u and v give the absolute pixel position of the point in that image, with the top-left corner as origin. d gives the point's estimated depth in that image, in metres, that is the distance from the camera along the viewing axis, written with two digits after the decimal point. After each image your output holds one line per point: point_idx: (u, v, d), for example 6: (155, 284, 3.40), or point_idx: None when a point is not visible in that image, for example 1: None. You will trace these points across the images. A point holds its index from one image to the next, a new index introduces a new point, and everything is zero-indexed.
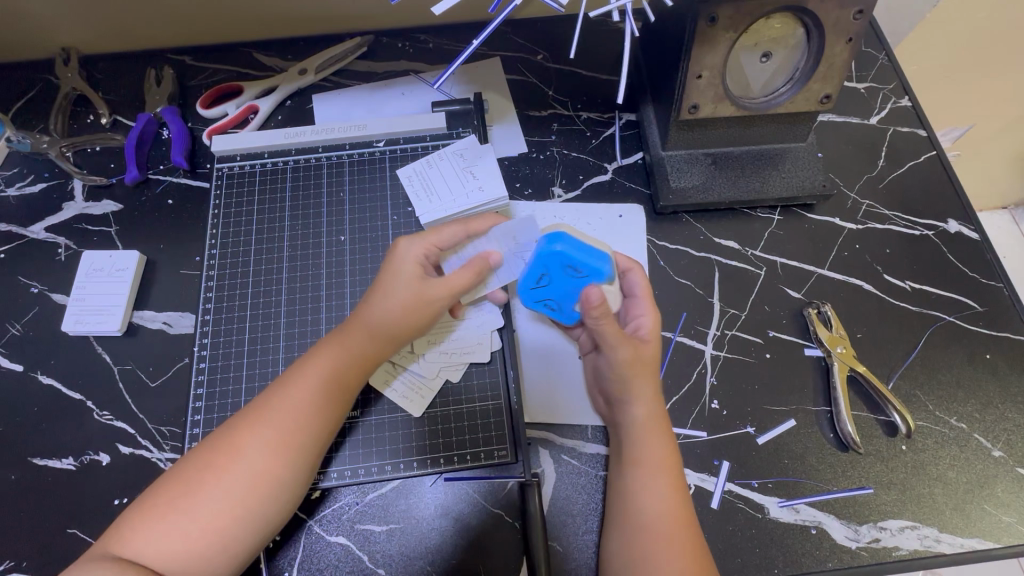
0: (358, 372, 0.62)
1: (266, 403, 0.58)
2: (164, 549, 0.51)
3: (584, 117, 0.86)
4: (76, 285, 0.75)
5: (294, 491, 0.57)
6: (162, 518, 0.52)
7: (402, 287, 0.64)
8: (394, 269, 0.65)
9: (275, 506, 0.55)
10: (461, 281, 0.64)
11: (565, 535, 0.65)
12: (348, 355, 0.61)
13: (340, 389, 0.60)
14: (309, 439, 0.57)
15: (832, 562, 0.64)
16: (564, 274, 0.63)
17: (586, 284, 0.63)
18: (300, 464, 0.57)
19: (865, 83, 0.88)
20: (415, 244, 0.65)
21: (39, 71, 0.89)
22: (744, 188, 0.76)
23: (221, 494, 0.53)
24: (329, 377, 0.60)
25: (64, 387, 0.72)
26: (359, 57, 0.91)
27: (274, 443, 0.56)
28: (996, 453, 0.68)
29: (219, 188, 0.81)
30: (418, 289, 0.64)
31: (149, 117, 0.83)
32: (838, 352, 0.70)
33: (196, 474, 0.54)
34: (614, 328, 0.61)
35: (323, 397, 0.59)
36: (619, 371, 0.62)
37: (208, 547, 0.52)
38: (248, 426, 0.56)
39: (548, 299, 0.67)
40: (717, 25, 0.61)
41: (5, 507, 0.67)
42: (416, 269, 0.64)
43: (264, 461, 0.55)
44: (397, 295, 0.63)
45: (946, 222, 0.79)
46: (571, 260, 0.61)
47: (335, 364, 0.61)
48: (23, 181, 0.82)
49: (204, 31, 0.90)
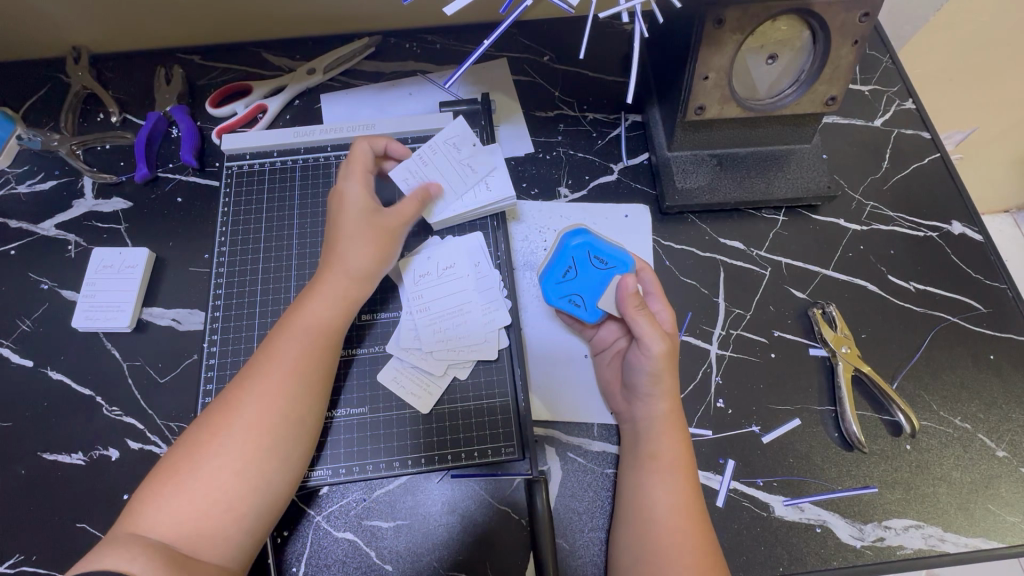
0: (339, 318, 0.64)
1: (255, 360, 0.60)
2: (176, 516, 0.51)
3: (590, 118, 0.86)
4: (87, 281, 0.76)
5: (297, 442, 0.58)
6: (172, 487, 0.53)
7: (356, 225, 0.68)
8: (342, 208, 0.69)
9: (280, 461, 0.56)
10: (411, 211, 0.70)
11: (571, 533, 0.65)
12: (324, 302, 0.64)
13: (321, 334, 0.62)
14: (300, 384, 0.59)
15: (837, 561, 0.64)
16: (590, 266, 0.70)
17: (611, 274, 0.69)
18: (297, 410, 0.58)
19: (870, 86, 0.89)
20: (358, 185, 0.70)
21: (50, 71, 0.90)
22: (750, 189, 0.77)
23: (225, 451, 0.54)
24: (311, 325, 0.62)
25: (74, 383, 0.72)
26: (367, 58, 0.92)
27: (267, 392, 0.57)
28: (1000, 453, 0.68)
29: (228, 187, 0.81)
30: (373, 222, 0.68)
31: (158, 115, 0.84)
32: (842, 352, 0.71)
33: (199, 438, 0.55)
34: (651, 320, 0.62)
35: (309, 342, 0.61)
36: (655, 367, 0.62)
37: (218, 511, 0.52)
38: (242, 382, 0.58)
39: (575, 293, 0.70)
40: (724, 27, 0.61)
41: (15, 501, 0.67)
42: (365, 206, 0.69)
43: (261, 412, 0.56)
44: (357, 234, 0.67)
45: (951, 224, 0.80)
46: (596, 250, 0.70)
47: (314, 312, 0.63)
48: (34, 178, 0.83)
49: (213, 31, 0.91)
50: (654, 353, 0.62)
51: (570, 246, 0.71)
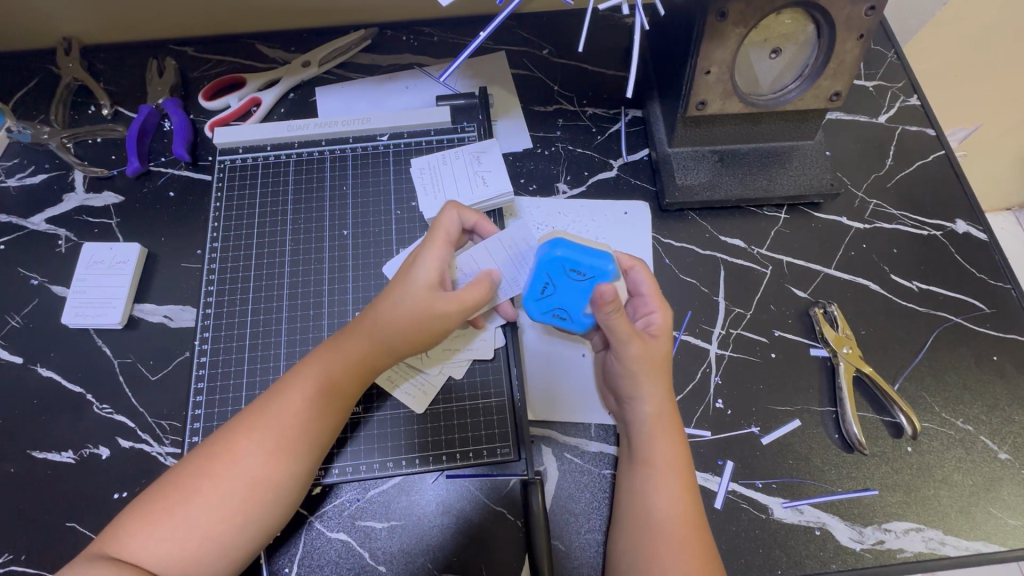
0: (357, 384, 0.61)
1: (263, 415, 0.56)
2: (164, 552, 0.51)
3: (589, 113, 0.85)
4: (76, 277, 0.75)
5: (291, 496, 0.56)
6: (161, 522, 0.52)
7: (410, 295, 0.60)
8: (405, 277, 0.61)
9: (275, 510, 0.55)
10: (473, 297, 0.61)
11: (568, 534, 0.64)
12: (347, 362, 0.60)
13: (337, 394, 0.59)
14: (304, 444, 0.57)
15: (837, 564, 0.63)
16: (568, 279, 0.63)
17: (592, 286, 0.62)
18: (299, 474, 0.57)
19: (874, 81, 0.87)
20: (432, 256, 0.61)
21: (40, 62, 0.88)
22: (751, 186, 0.76)
23: (218, 502, 0.53)
24: (326, 387, 0.59)
25: (64, 380, 0.71)
26: (363, 50, 0.90)
27: (271, 449, 0.55)
28: (1002, 456, 0.67)
29: (221, 180, 0.80)
30: (428, 298, 0.60)
31: (150, 108, 0.82)
32: (843, 352, 0.70)
33: (195, 478, 0.54)
34: (627, 324, 0.60)
35: (324, 406, 0.58)
36: (630, 369, 0.61)
37: (206, 552, 0.52)
38: (244, 432, 0.55)
39: (558, 308, 0.65)
40: (727, 20, 0.60)
41: (3, 499, 0.66)
42: (429, 279, 0.60)
43: (262, 469, 0.54)
44: (406, 301, 0.60)
45: (955, 223, 0.78)
46: (573, 263, 0.62)
47: (333, 372, 0.59)
48: (24, 172, 0.82)
49: (206, 22, 0.89)
50: (629, 356, 0.60)
51: (543, 260, 0.62)
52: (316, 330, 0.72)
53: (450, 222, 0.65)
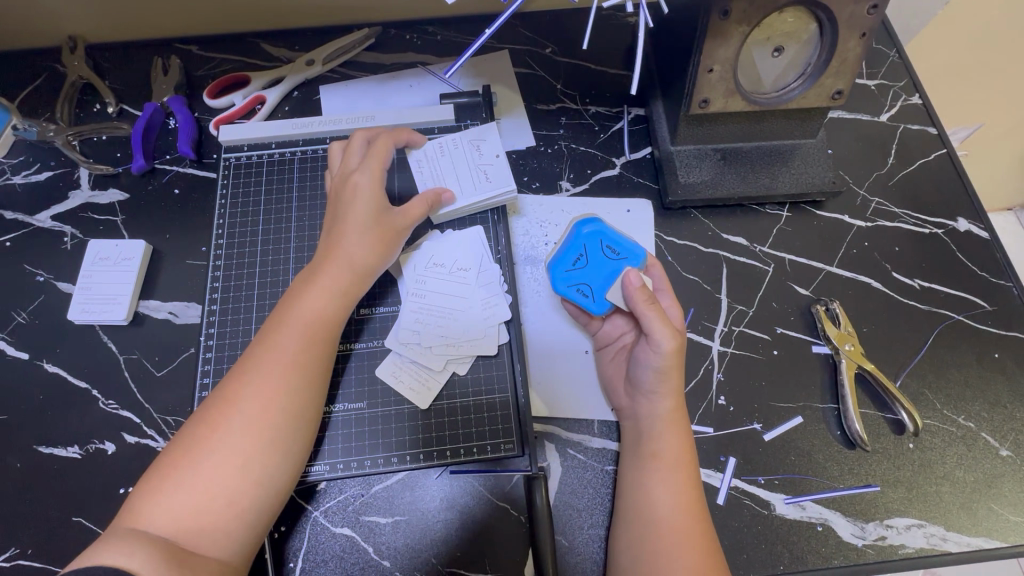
0: (337, 311, 0.63)
1: (255, 358, 0.58)
2: (174, 514, 0.51)
3: (592, 111, 0.85)
4: (82, 274, 0.75)
5: (292, 433, 0.57)
6: (168, 484, 0.52)
7: (360, 216, 0.66)
8: (352, 203, 0.67)
9: (277, 447, 0.56)
10: (418, 212, 0.70)
11: (571, 530, 0.65)
12: (321, 294, 0.62)
13: (320, 327, 0.61)
14: (293, 375, 0.58)
15: (839, 560, 0.64)
16: (602, 255, 0.69)
17: (621, 266, 0.68)
18: (294, 410, 0.57)
19: (876, 80, 0.88)
20: (367, 178, 0.68)
21: (46, 60, 0.89)
22: (753, 184, 0.76)
23: (220, 446, 0.53)
24: (306, 320, 0.61)
25: (69, 376, 0.72)
26: (367, 49, 0.90)
27: (262, 384, 0.56)
28: (1004, 452, 0.68)
29: (226, 179, 0.80)
30: (377, 214, 0.67)
31: (155, 106, 0.83)
32: (845, 350, 0.70)
33: (198, 433, 0.54)
34: (663, 317, 0.61)
35: (310, 336, 0.60)
36: (664, 364, 0.61)
37: (218, 506, 0.52)
38: (236, 377, 0.57)
39: (582, 282, 0.69)
40: (729, 19, 0.60)
41: (9, 494, 0.67)
42: (372, 200, 0.67)
43: (258, 405, 0.55)
44: (359, 221, 0.66)
45: (956, 221, 0.79)
46: (608, 240, 0.69)
47: (310, 304, 0.62)
48: (30, 169, 0.82)
49: (211, 21, 0.90)
50: (665, 351, 0.60)
51: (581, 234, 0.70)
52: None
53: (384, 150, 0.70)
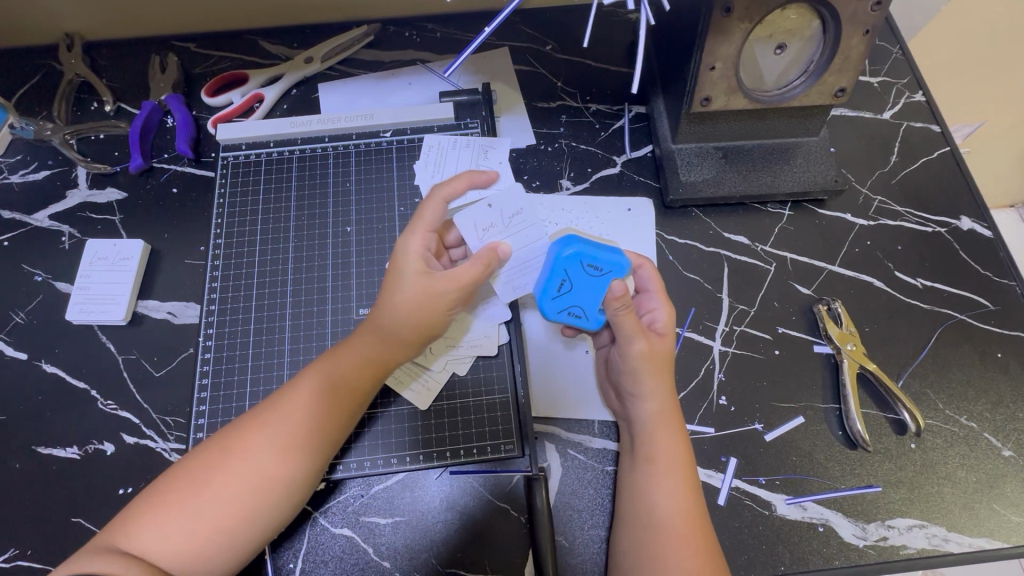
0: (370, 375, 0.61)
1: (274, 409, 0.57)
2: (169, 546, 0.50)
3: (593, 109, 0.85)
4: (80, 274, 0.75)
5: (301, 495, 0.56)
6: (171, 513, 0.52)
7: (410, 282, 0.62)
8: (404, 264, 0.63)
9: (283, 506, 0.55)
10: (468, 275, 0.62)
11: (571, 530, 0.65)
12: (360, 360, 0.61)
13: (351, 390, 0.60)
14: (318, 442, 0.57)
15: (839, 561, 0.63)
16: (583, 274, 0.64)
17: (605, 280, 0.64)
18: (309, 470, 0.56)
19: (879, 77, 0.87)
20: (418, 238, 0.65)
21: (42, 58, 0.88)
22: (755, 183, 0.76)
23: (229, 496, 0.53)
24: (339, 384, 0.59)
25: (68, 376, 0.71)
26: (366, 46, 0.90)
27: (286, 446, 0.55)
28: (1006, 453, 0.67)
29: (224, 177, 0.80)
30: (426, 282, 0.62)
31: (153, 104, 0.82)
32: (847, 349, 0.70)
33: (206, 473, 0.53)
34: (632, 318, 0.61)
35: (337, 404, 0.58)
36: (634, 367, 0.61)
37: (211, 548, 0.52)
38: (257, 428, 0.56)
39: (571, 305, 0.65)
40: (732, 15, 0.59)
41: (9, 495, 0.66)
42: (420, 266, 0.63)
43: (273, 465, 0.54)
44: (406, 289, 0.62)
45: (959, 219, 0.78)
46: (590, 257, 0.63)
47: (345, 369, 0.60)
48: (27, 168, 0.82)
49: (209, 18, 0.89)
50: (632, 351, 0.61)
51: (560, 257, 0.64)
52: (320, 325, 0.72)
53: (434, 209, 0.67)
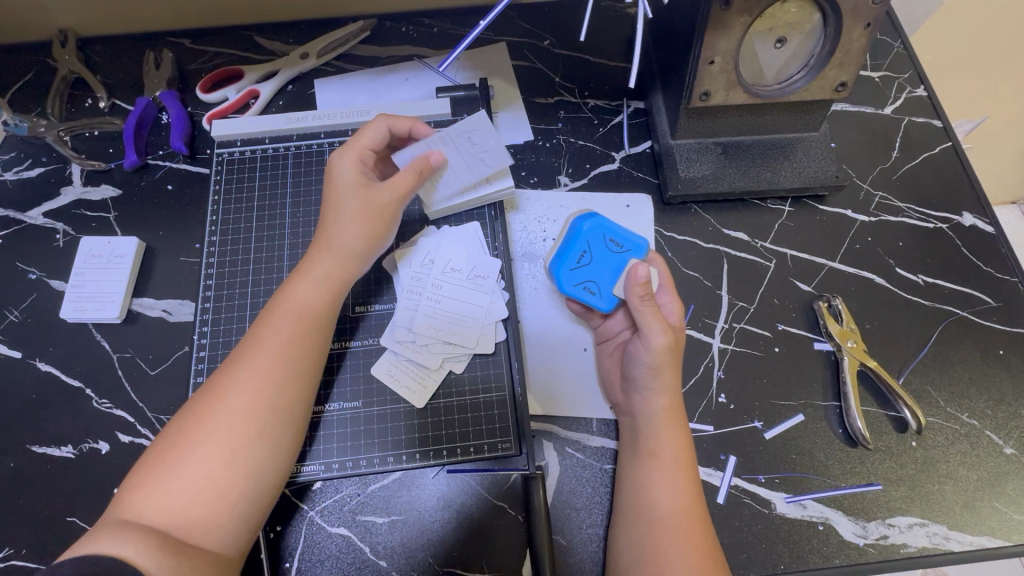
0: (329, 302, 0.63)
1: (238, 352, 0.58)
2: (164, 508, 0.50)
3: (591, 105, 0.84)
4: (74, 271, 0.74)
5: (284, 425, 0.56)
6: (160, 476, 0.51)
7: (350, 200, 0.65)
8: (338, 186, 0.66)
9: (268, 439, 0.55)
10: (407, 181, 0.66)
11: (569, 529, 0.64)
12: (314, 286, 0.62)
13: (311, 313, 0.61)
14: (284, 366, 0.57)
15: (840, 559, 0.63)
16: (605, 249, 0.67)
17: (626, 259, 0.66)
18: (285, 394, 0.57)
19: (880, 72, 0.86)
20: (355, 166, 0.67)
21: (36, 55, 0.87)
22: (755, 178, 0.75)
23: (209, 436, 0.53)
24: (296, 311, 0.60)
25: (63, 375, 0.71)
26: (362, 42, 0.89)
27: (252, 375, 0.56)
28: (1008, 451, 0.67)
29: (219, 174, 0.79)
30: (366, 197, 0.65)
31: (148, 101, 0.82)
32: (848, 346, 0.69)
33: (186, 426, 0.54)
34: (657, 313, 0.61)
35: (296, 328, 0.60)
36: (655, 361, 0.60)
37: (208, 500, 0.51)
38: (225, 371, 0.57)
39: (588, 280, 0.66)
40: (731, 9, 0.58)
41: (4, 494, 0.66)
42: (360, 186, 0.66)
43: (246, 392, 0.55)
44: (349, 210, 0.65)
45: (961, 215, 0.78)
46: (611, 233, 0.67)
47: (301, 298, 0.61)
48: (21, 165, 0.81)
49: (204, 14, 0.88)
50: (656, 346, 0.60)
51: (583, 229, 0.67)
52: None
53: (374, 130, 0.69)
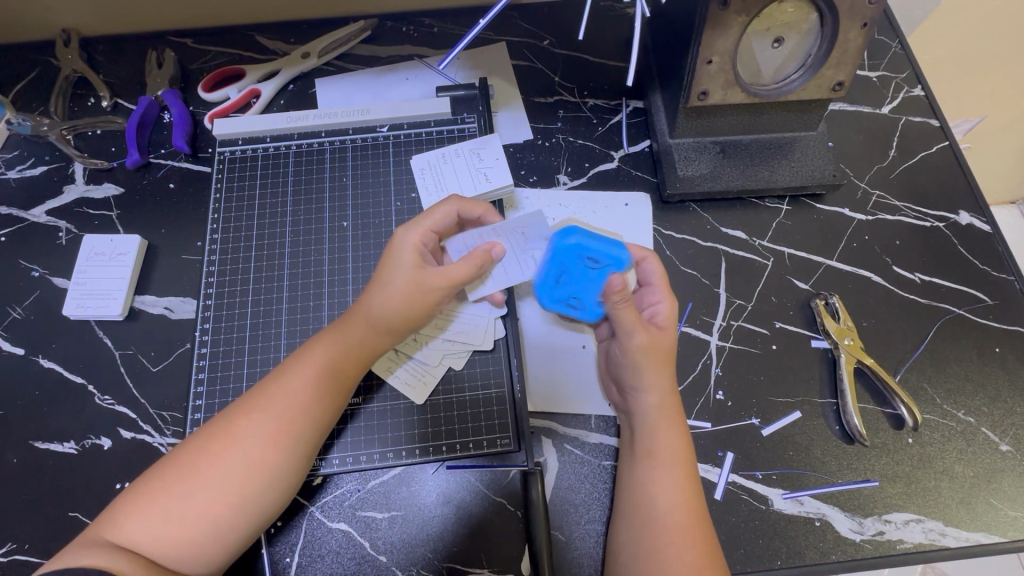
0: (355, 363, 0.61)
1: (259, 397, 0.57)
2: (159, 536, 0.51)
3: (591, 104, 0.84)
4: (77, 269, 0.75)
5: (288, 481, 0.56)
6: (159, 503, 0.52)
7: (399, 272, 0.62)
8: (394, 258, 0.63)
9: (272, 493, 0.55)
10: (463, 274, 0.62)
11: (568, 524, 0.65)
12: (345, 347, 0.61)
13: (337, 377, 0.60)
14: (303, 428, 0.57)
15: (836, 555, 0.63)
16: (582, 265, 0.66)
17: (605, 274, 0.66)
18: (296, 455, 0.56)
19: (878, 72, 0.87)
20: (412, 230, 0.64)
21: (39, 54, 0.88)
22: (752, 177, 0.75)
23: (218, 481, 0.53)
24: (325, 369, 0.59)
25: (65, 371, 0.72)
26: (363, 41, 0.90)
27: (271, 430, 0.55)
28: (1004, 447, 0.67)
29: (221, 172, 0.80)
30: (416, 276, 0.62)
31: (150, 100, 0.82)
32: (845, 344, 0.70)
33: (193, 461, 0.54)
34: (633, 312, 0.61)
35: (321, 391, 0.58)
36: (634, 360, 0.61)
37: (204, 537, 0.52)
38: (243, 414, 0.56)
39: (568, 295, 0.67)
40: (729, 9, 0.59)
41: (7, 489, 0.67)
42: (413, 257, 0.63)
43: (261, 448, 0.54)
44: (395, 281, 0.62)
45: (958, 214, 0.78)
46: (586, 250, 0.66)
47: (330, 356, 0.60)
48: (24, 164, 0.82)
49: (206, 13, 0.89)
50: (635, 346, 0.61)
51: (558, 247, 0.66)
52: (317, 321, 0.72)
53: (442, 213, 0.66)
